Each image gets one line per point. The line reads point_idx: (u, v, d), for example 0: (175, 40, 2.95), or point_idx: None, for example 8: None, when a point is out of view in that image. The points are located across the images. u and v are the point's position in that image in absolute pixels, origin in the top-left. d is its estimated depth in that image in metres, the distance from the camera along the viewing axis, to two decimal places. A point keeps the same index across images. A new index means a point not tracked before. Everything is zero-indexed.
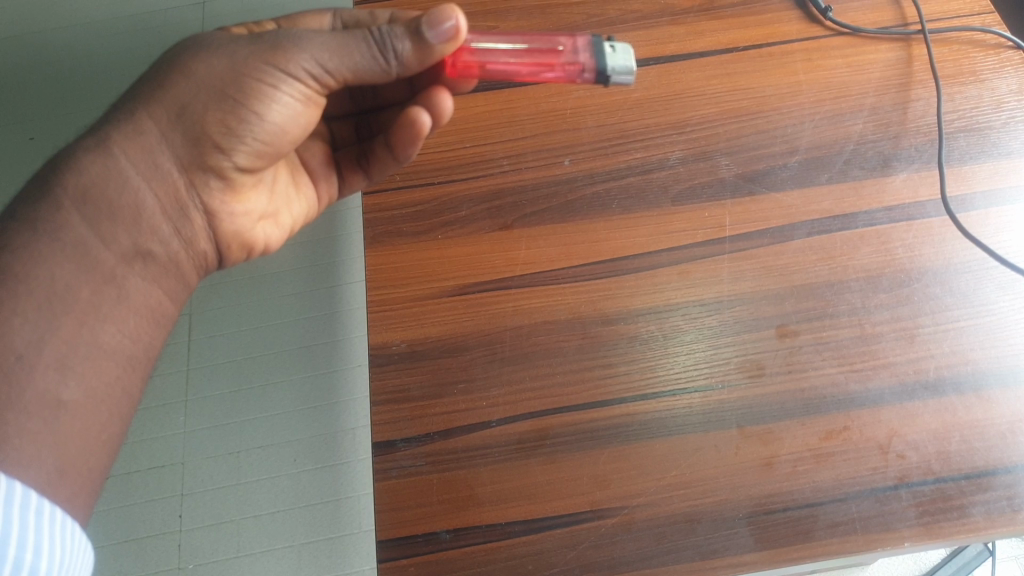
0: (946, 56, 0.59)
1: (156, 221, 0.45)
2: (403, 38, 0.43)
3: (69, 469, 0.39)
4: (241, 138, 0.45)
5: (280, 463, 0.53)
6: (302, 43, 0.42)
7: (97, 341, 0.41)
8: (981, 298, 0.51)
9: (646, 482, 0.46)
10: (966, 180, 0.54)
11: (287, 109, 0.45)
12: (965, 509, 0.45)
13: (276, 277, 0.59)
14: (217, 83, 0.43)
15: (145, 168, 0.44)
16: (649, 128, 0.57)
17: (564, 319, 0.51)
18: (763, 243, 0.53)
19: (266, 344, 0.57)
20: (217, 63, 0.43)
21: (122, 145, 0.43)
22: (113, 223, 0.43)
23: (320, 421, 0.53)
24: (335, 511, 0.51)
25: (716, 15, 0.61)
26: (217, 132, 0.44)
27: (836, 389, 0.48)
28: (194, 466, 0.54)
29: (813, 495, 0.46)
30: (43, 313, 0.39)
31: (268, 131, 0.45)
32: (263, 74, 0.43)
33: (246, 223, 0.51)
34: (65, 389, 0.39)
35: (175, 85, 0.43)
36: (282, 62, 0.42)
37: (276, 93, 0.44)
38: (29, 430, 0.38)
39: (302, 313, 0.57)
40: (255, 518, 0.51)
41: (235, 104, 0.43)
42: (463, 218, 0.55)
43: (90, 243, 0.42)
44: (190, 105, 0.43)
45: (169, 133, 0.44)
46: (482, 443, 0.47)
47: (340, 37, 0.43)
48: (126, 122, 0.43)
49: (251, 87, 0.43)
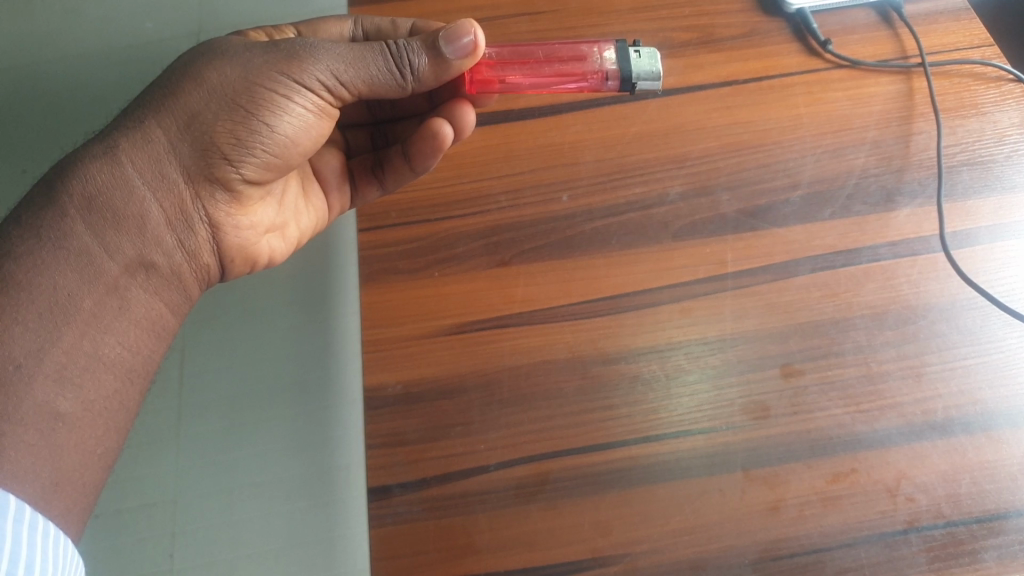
0: (948, 89, 0.58)
1: (161, 231, 0.48)
2: (420, 52, 0.47)
3: (62, 483, 0.41)
4: (251, 148, 0.48)
5: (277, 499, 0.50)
6: (318, 53, 0.46)
7: (97, 352, 0.44)
8: (988, 335, 0.50)
9: (648, 529, 0.45)
10: (970, 215, 0.54)
11: (298, 120, 0.49)
12: (977, 554, 0.44)
13: (272, 305, 0.56)
14: (231, 93, 0.46)
15: (152, 178, 0.47)
16: (650, 162, 0.56)
17: (564, 359, 0.50)
18: (766, 279, 0.52)
19: (261, 375, 0.54)
20: (232, 74, 0.46)
21: (131, 155, 0.46)
22: (118, 233, 0.45)
23: (321, 460, 0.51)
24: (330, 551, 0.49)
25: (715, 48, 0.60)
26: (227, 142, 0.47)
27: (843, 430, 0.47)
28: (185, 504, 0.51)
29: (821, 540, 0.44)
30: (44, 321, 0.41)
31: (277, 143, 0.49)
32: (278, 85, 0.46)
33: (251, 235, 0.55)
34: (63, 401, 0.42)
35: (187, 96, 0.46)
36: (297, 72, 0.46)
37: (289, 104, 0.47)
38: (27, 441, 0.40)
39: (296, 344, 0.54)
40: (249, 559, 0.49)
41: (247, 115, 0.47)
42: (461, 254, 0.54)
43: (95, 252, 0.44)
44: (202, 114, 0.47)
45: (178, 143, 0.47)
46: (481, 488, 0.46)
47: (355, 49, 0.47)
48: (134, 132, 0.46)
49: (265, 96, 0.46)
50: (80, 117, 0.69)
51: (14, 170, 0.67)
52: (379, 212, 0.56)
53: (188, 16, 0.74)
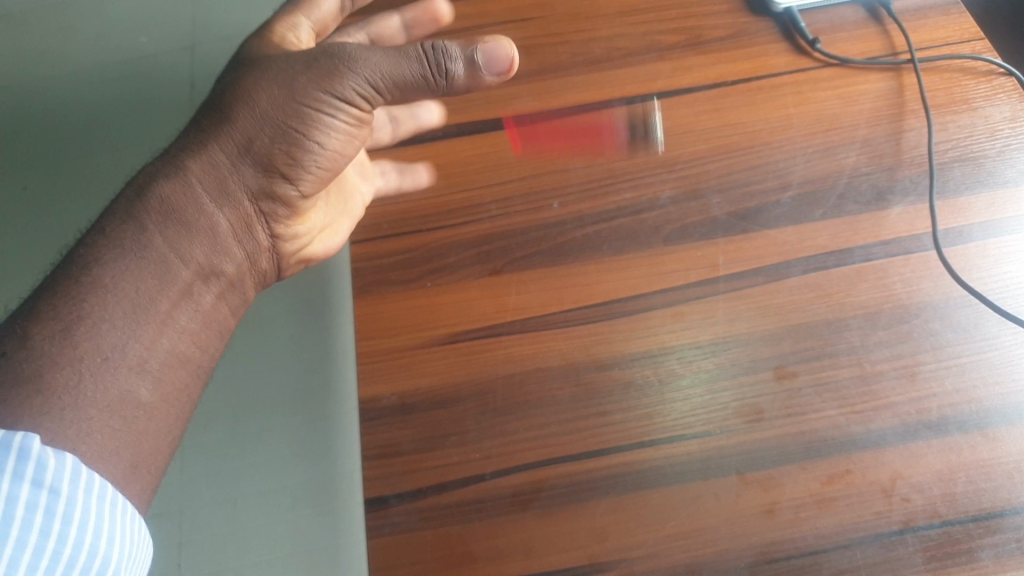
0: (938, 85, 0.58)
1: (229, 242, 0.49)
2: (457, 58, 0.45)
3: (141, 466, 0.42)
4: (304, 165, 0.50)
5: (282, 509, 0.51)
6: (358, 66, 0.45)
7: (173, 349, 0.45)
8: (983, 332, 0.50)
9: (644, 534, 0.45)
10: (962, 212, 0.53)
11: (343, 134, 0.50)
12: (974, 553, 0.44)
13: (278, 317, 0.58)
14: (281, 116, 0.47)
15: (217, 195, 0.48)
16: (639, 167, 0.56)
17: (557, 366, 0.50)
18: (757, 282, 0.52)
19: (268, 388, 0.55)
20: (280, 91, 0.47)
21: (197, 173, 0.47)
22: (191, 242, 0.46)
23: (323, 470, 0.52)
24: (332, 557, 0.49)
25: (703, 50, 0.60)
26: (284, 160, 0.49)
27: (837, 432, 0.47)
28: (194, 512, 0.54)
29: (816, 542, 0.45)
30: (129, 319, 0.42)
31: (328, 158, 0.51)
32: (324, 104, 0.47)
33: (304, 239, 0.57)
34: (142, 390, 0.42)
35: (240, 118, 0.47)
36: (341, 89, 0.46)
37: (334, 122, 0.48)
38: (110, 427, 0.40)
39: (297, 352, 0.56)
40: (253, 566, 0.51)
41: (300, 135, 0.48)
42: (452, 264, 0.54)
43: (171, 260, 0.45)
44: (257, 135, 0.47)
45: (238, 163, 0.48)
46: (476, 497, 0.46)
47: (394, 52, 0.45)
48: (199, 151, 0.47)
49: (310, 113, 0.47)
50: (76, 132, 0.70)
51: (15, 186, 0.68)
52: (371, 223, 0.56)
53: (181, 29, 0.74)
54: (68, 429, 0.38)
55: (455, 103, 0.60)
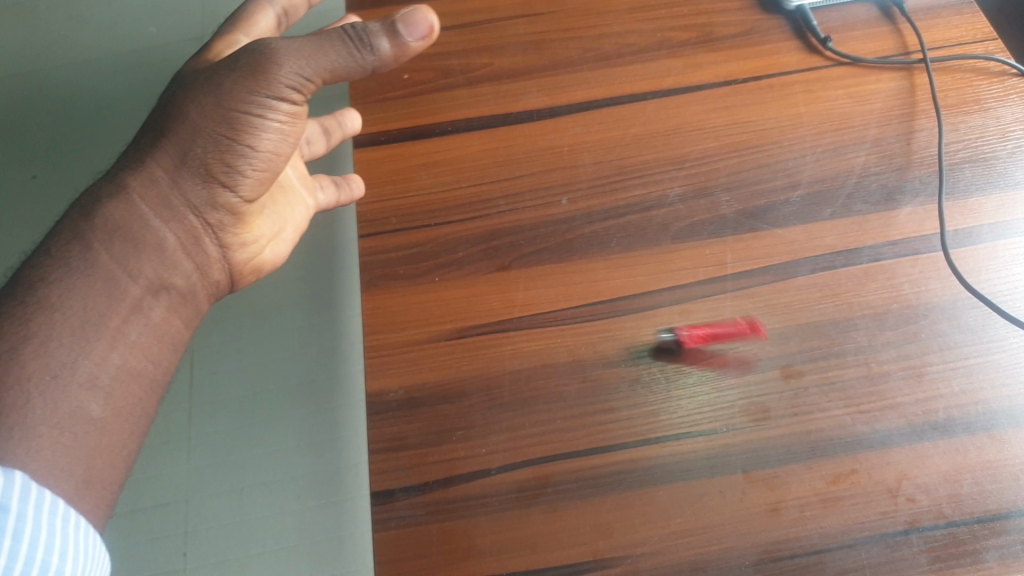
0: (950, 85, 0.58)
1: (178, 255, 0.50)
2: (378, 33, 0.42)
3: (93, 481, 0.43)
4: (242, 171, 0.49)
5: (289, 501, 0.55)
6: (276, 59, 0.43)
7: (124, 364, 0.45)
8: (991, 334, 0.50)
9: (648, 531, 0.45)
10: (972, 213, 0.53)
11: (276, 134, 0.48)
12: (978, 555, 0.44)
13: (281, 315, 0.61)
14: (211, 123, 0.46)
15: (163, 212, 0.48)
16: (649, 164, 0.56)
17: (564, 362, 0.50)
18: (766, 280, 0.52)
19: (271, 378, 0.58)
20: (208, 100, 0.46)
21: (140, 192, 0.47)
22: (139, 257, 0.47)
23: (334, 460, 0.55)
24: (337, 548, 0.53)
25: (714, 47, 0.60)
26: (222, 168, 0.48)
27: (843, 431, 0.47)
28: (196, 503, 0.57)
29: (821, 541, 0.45)
30: (77, 337, 0.43)
31: (264, 161, 0.49)
32: (252, 105, 0.45)
33: (256, 249, 0.58)
34: (94, 406, 0.43)
35: (175, 133, 0.47)
36: (266, 87, 0.44)
37: (265, 122, 0.47)
38: (61, 442, 0.41)
39: (301, 345, 0.59)
40: (258, 556, 0.54)
41: (233, 140, 0.47)
42: (461, 259, 0.54)
43: (118, 276, 0.46)
44: (192, 146, 0.47)
45: (178, 177, 0.48)
46: (482, 492, 0.47)
47: (316, 40, 0.43)
48: (139, 170, 0.48)
49: (241, 118, 0.46)
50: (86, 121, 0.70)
51: (26, 175, 0.69)
52: (379, 217, 0.56)
53: (193, 20, 0.75)
54: (18, 447, 0.39)
55: (465, 98, 0.60)
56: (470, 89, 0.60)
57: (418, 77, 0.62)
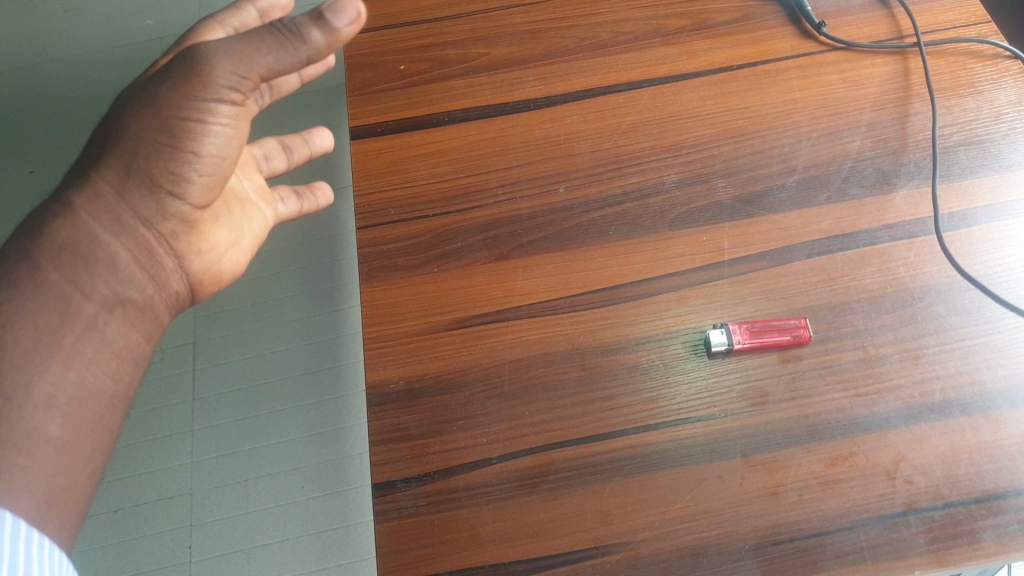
0: (944, 68, 0.58)
1: (133, 272, 0.43)
2: (309, 25, 0.37)
3: (60, 500, 0.38)
4: (193, 175, 0.42)
5: (296, 491, 0.71)
6: (208, 57, 0.38)
7: (82, 381, 0.39)
8: (987, 316, 0.50)
9: (649, 516, 0.46)
10: (966, 195, 0.53)
11: (224, 137, 0.41)
12: (975, 535, 0.44)
13: (286, 317, 0.79)
14: (153, 127, 0.40)
15: (113, 226, 0.42)
16: (645, 152, 0.56)
17: (563, 350, 0.50)
18: (762, 266, 0.52)
19: (278, 368, 0.77)
20: (145, 108, 0.40)
21: (87, 207, 0.41)
22: (90, 274, 0.41)
23: (334, 450, 0.73)
24: (345, 534, 0.70)
25: (709, 34, 0.60)
26: (171, 173, 0.41)
27: (841, 414, 0.48)
28: (202, 495, 0.72)
29: (820, 523, 0.45)
30: (29, 357, 0.38)
31: (215, 165, 0.42)
32: (190, 107, 0.39)
33: (217, 256, 0.48)
34: (53, 425, 0.38)
35: (118, 141, 0.41)
36: (202, 88, 0.38)
37: (209, 126, 0.40)
38: (20, 465, 0.36)
39: (305, 340, 0.78)
40: (266, 545, 0.69)
41: (179, 144, 0.40)
42: (459, 249, 0.54)
43: (69, 293, 0.40)
44: (136, 152, 0.41)
45: (125, 190, 0.42)
46: (483, 481, 0.47)
47: (243, 37, 0.38)
48: (82, 186, 0.42)
49: (181, 125, 0.40)
50: None
51: None
52: (377, 209, 0.56)
53: None
54: None
55: (460, 88, 0.60)
56: (465, 80, 0.60)
57: (414, 68, 0.62)
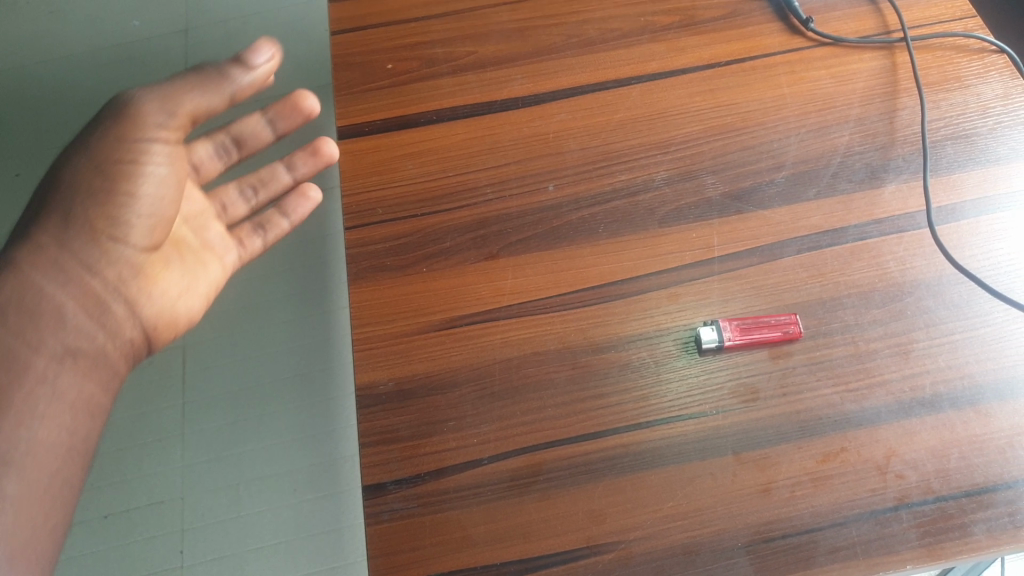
0: (931, 63, 0.58)
1: (79, 322, 0.45)
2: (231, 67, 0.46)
3: (22, 552, 0.39)
4: (129, 221, 0.46)
5: (288, 494, 0.71)
6: (140, 105, 0.45)
7: (34, 439, 0.41)
8: (975, 309, 0.50)
9: (641, 515, 0.46)
10: (954, 189, 0.53)
11: (160, 181, 0.46)
12: (966, 528, 0.44)
13: (277, 318, 0.79)
14: (87, 183, 0.44)
15: (57, 278, 0.45)
16: (634, 149, 0.56)
17: (554, 349, 0.50)
18: (752, 262, 0.52)
19: (270, 370, 0.76)
20: (78, 163, 0.45)
21: (30, 264, 0.44)
22: (37, 328, 0.43)
23: (326, 452, 0.73)
24: (338, 538, 0.70)
25: (697, 30, 0.60)
26: (106, 221, 0.45)
27: (832, 410, 0.48)
28: (193, 499, 0.72)
29: (813, 520, 0.45)
30: None
31: (149, 208, 0.46)
32: (123, 153, 0.45)
33: (170, 301, 0.49)
34: (5, 484, 0.40)
35: (59, 202, 0.45)
36: (135, 132, 0.45)
37: (145, 170, 0.45)
38: None
39: (297, 342, 0.78)
40: (258, 550, 0.69)
41: (110, 194, 0.44)
42: (448, 249, 0.54)
43: (16, 348, 0.42)
44: (72, 207, 0.45)
45: (68, 244, 0.45)
46: (475, 482, 0.47)
47: (171, 85, 0.46)
48: (25, 245, 0.45)
49: (115, 169, 0.45)
50: None
51: None
52: (366, 209, 0.56)
53: None
54: None
55: (448, 87, 0.60)
56: (453, 78, 0.60)
57: (401, 67, 0.61)
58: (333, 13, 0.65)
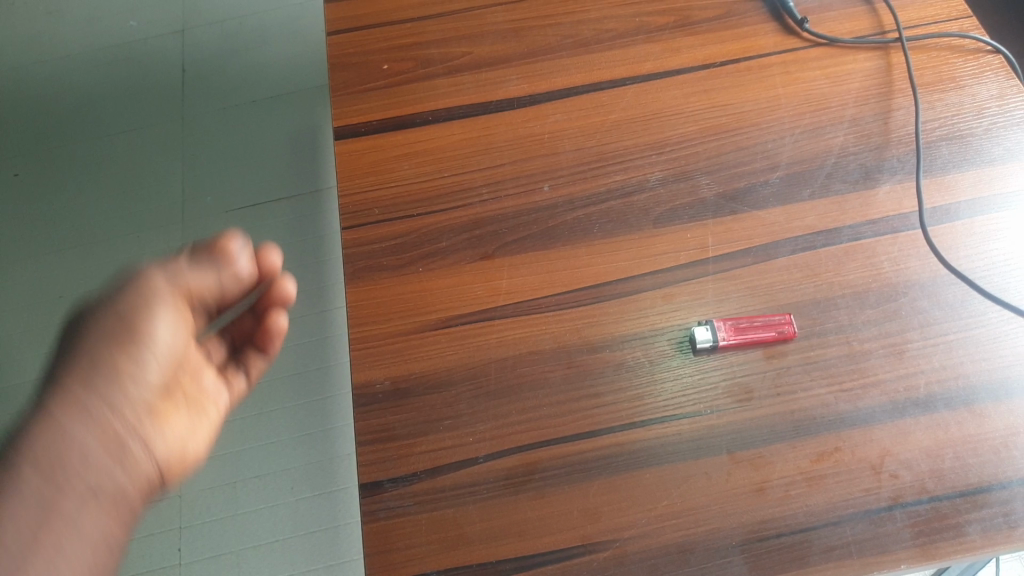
0: (926, 63, 0.58)
1: (79, 476, 0.38)
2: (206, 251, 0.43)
3: None
4: (149, 373, 0.40)
5: (285, 493, 0.73)
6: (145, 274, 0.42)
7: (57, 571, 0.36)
8: (970, 310, 0.50)
9: (636, 514, 0.46)
10: (949, 189, 0.54)
11: (175, 327, 0.42)
12: (960, 528, 0.44)
13: None
14: (112, 327, 0.40)
15: (84, 420, 0.38)
16: (629, 149, 0.56)
17: (549, 349, 0.50)
18: (747, 262, 0.52)
19: (266, 370, 0.79)
20: (90, 329, 0.40)
21: (51, 416, 0.38)
22: (45, 479, 0.37)
23: (322, 451, 0.75)
24: (335, 535, 0.72)
25: (692, 31, 0.60)
26: (127, 376, 0.39)
27: (826, 410, 0.48)
28: (189, 497, 0.74)
29: (807, 519, 0.45)
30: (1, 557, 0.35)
31: (165, 352, 0.41)
32: (134, 307, 0.40)
33: (180, 443, 0.43)
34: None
35: (73, 356, 0.39)
36: (156, 271, 0.42)
37: (158, 316, 0.41)
38: None
39: (293, 341, 0.79)
40: (256, 547, 0.71)
41: (125, 346, 0.39)
42: (444, 249, 0.54)
43: (10, 510, 0.36)
44: (82, 362, 0.39)
45: (89, 394, 0.39)
46: (470, 480, 0.47)
47: (146, 273, 0.42)
48: (28, 411, 0.39)
49: (140, 309, 0.40)
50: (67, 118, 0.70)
51: None
52: (362, 209, 0.56)
53: None
54: None
55: (444, 87, 0.60)
56: (449, 79, 0.60)
57: (397, 67, 0.61)
58: (329, 13, 0.65)
